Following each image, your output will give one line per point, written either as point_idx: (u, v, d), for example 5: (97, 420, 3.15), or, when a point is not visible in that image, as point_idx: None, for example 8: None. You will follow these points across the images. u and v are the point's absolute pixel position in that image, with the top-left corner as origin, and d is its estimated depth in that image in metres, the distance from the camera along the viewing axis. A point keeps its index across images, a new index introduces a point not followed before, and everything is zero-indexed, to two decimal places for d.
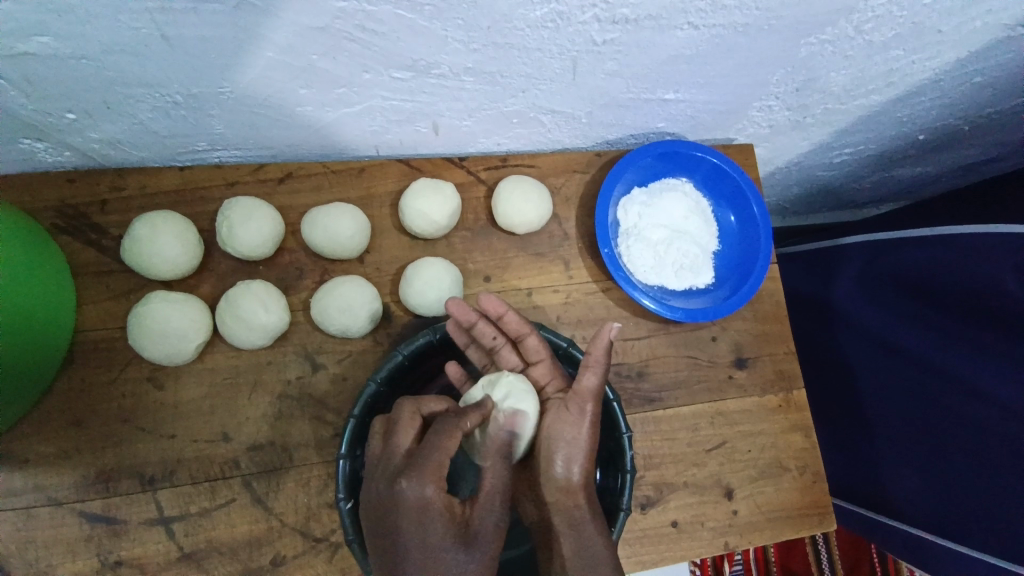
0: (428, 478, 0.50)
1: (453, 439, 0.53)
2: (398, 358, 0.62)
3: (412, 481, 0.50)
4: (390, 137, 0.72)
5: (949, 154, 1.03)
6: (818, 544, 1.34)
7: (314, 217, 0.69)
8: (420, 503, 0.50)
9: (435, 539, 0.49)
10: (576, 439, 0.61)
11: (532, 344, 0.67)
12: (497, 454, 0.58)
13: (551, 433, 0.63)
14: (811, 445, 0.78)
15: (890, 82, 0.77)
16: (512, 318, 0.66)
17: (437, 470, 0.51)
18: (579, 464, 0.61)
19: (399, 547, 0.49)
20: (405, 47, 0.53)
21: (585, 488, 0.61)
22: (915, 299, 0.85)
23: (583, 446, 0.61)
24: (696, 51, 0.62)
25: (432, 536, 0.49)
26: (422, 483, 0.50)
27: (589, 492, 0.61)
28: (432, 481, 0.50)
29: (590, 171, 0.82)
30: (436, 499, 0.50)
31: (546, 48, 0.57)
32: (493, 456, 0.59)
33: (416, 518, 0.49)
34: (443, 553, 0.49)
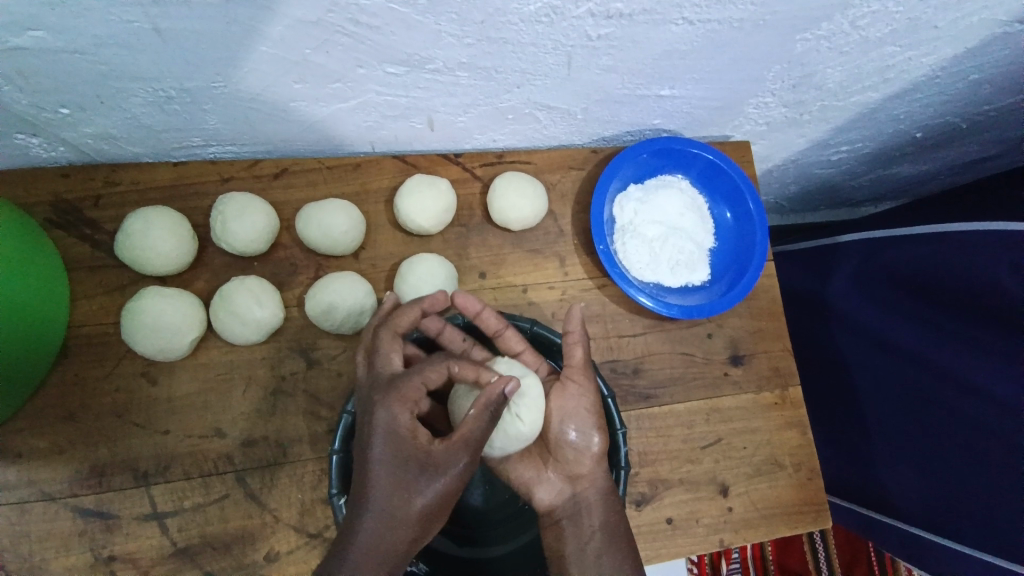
0: (403, 403, 0.53)
1: (436, 371, 0.56)
2: None
3: (387, 404, 0.53)
4: (385, 132, 0.72)
5: (946, 152, 1.03)
6: (815, 543, 1.34)
7: (309, 213, 0.69)
8: (392, 425, 0.53)
9: (400, 463, 0.52)
10: (589, 414, 0.64)
11: (510, 339, 0.67)
12: (483, 405, 0.54)
13: (562, 412, 0.66)
14: (807, 442, 0.78)
15: (887, 78, 0.76)
16: (488, 316, 0.66)
17: (411, 394, 0.54)
18: (596, 435, 0.64)
19: (369, 469, 0.52)
20: (399, 41, 0.53)
21: (602, 460, 0.64)
22: (912, 296, 0.85)
23: (593, 417, 0.64)
24: (691, 46, 0.62)
25: (394, 459, 0.52)
26: (398, 408, 0.53)
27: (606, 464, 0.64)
28: (405, 404, 0.53)
29: (586, 167, 0.82)
30: (402, 421, 0.53)
31: (540, 43, 0.57)
32: (482, 409, 0.54)
33: (387, 440, 0.53)
34: (402, 477, 0.52)
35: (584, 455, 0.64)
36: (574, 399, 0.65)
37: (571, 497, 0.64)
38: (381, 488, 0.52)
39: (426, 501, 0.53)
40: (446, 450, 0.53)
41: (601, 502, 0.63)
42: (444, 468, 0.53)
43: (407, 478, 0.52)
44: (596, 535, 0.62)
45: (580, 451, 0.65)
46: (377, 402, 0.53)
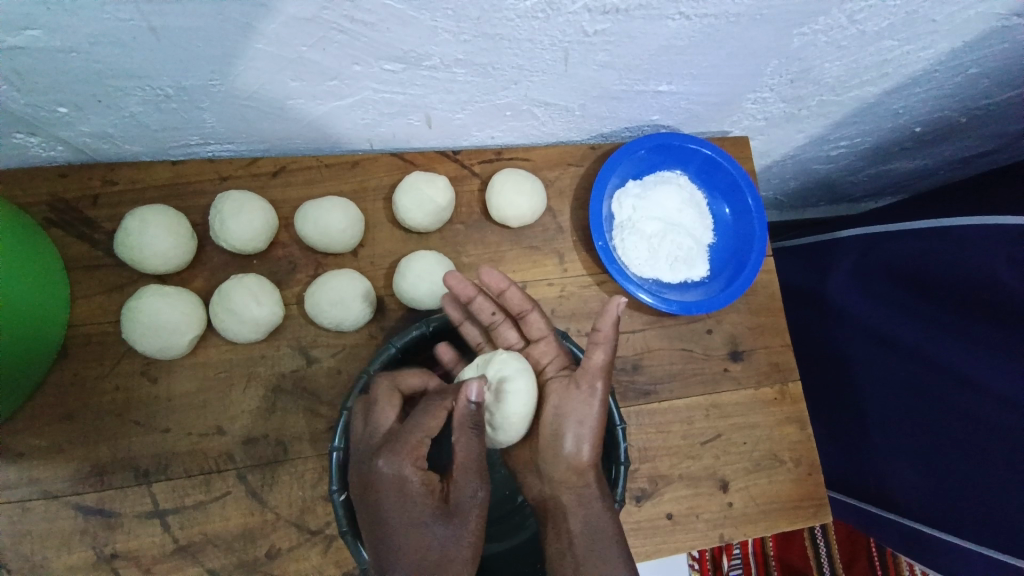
0: (405, 455, 0.52)
1: (436, 418, 0.54)
2: (391, 350, 0.62)
3: (387, 459, 0.52)
4: (383, 130, 0.71)
5: (945, 147, 1.03)
6: (816, 538, 1.34)
7: (307, 211, 0.69)
8: (399, 480, 0.52)
9: (412, 513, 0.52)
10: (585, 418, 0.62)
11: (534, 320, 0.68)
12: (462, 425, 0.55)
13: (559, 411, 0.63)
14: (806, 437, 0.78)
15: (885, 72, 0.76)
16: (514, 293, 0.67)
17: (415, 448, 0.53)
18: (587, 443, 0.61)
19: (385, 525, 0.51)
20: (395, 38, 0.53)
21: (593, 467, 0.61)
22: (910, 291, 0.85)
23: (591, 425, 0.61)
24: (688, 41, 0.62)
25: (407, 513, 0.52)
26: (401, 463, 0.52)
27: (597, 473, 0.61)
28: (409, 458, 0.52)
29: (584, 164, 0.82)
30: (410, 475, 0.52)
31: (537, 39, 0.56)
32: (477, 429, 0.56)
33: (396, 497, 0.52)
34: (424, 526, 0.52)
35: (575, 459, 0.61)
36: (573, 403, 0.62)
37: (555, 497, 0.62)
38: (403, 542, 0.51)
39: (454, 542, 0.52)
40: (459, 487, 0.55)
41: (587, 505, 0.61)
42: (461, 503, 0.54)
43: (428, 527, 0.52)
44: (578, 539, 0.60)
45: (571, 454, 0.62)
46: (376, 458, 0.52)
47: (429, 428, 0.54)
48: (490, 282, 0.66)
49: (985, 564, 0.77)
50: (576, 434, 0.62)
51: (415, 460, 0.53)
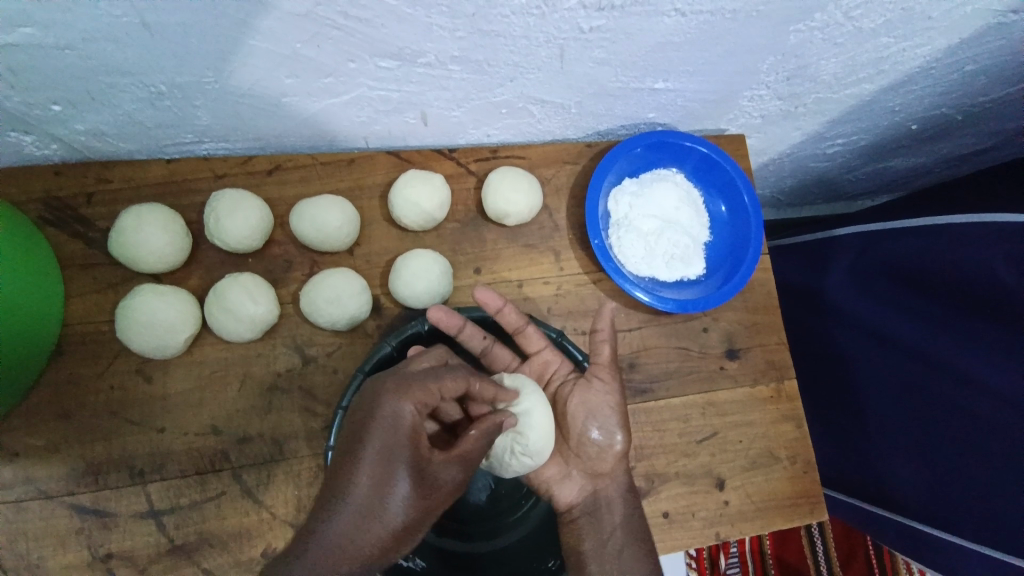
0: (414, 398, 0.53)
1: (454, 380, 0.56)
2: (387, 347, 0.62)
3: (397, 397, 0.53)
4: (378, 128, 0.71)
5: (942, 145, 1.03)
6: (813, 535, 1.35)
7: (303, 209, 0.69)
8: (397, 419, 0.52)
9: (394, 453, 0.52)
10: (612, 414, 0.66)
11: (530, 336, 0.70)
12: (484, 426, 0.58)
13: (585, 409, 0.67)
14: (802, 435, 0.78)
15: (882, 69, 0.76)
16: (511, 312, 0.68)
17: (423, 394, 0.54)
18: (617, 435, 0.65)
19: (358, 461, 0.51)
20: (390, 34, 0.53)
21: (622, 458, 0.66)
22: (907, 289, 0.85)
23: (616, 416, 0.66)
24: (684, 38, 0.61)
25: (386, 452, 0.52)
26: (404, 402, 0.53)
27: (624, 463, 0.66)
28: (416, 401, 0.53)
29: (581, 162, 0.81)
30: (408, 419, 0.53)
31: (532, 36, 0.56)
32: (484, 427, 0.58)
33: (387, 432, 0.52)
34: (390, 478, 0.51)
35: (609, 453, 0.66)
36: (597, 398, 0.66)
37: (593, 495, 0.66)
38: (366, 481, 0.51)
39: (408, 504, 0.52)
40: (437, 460, 0.54)
41: (621, 498, 0.66)
42: (434, 480, 0.53)
43: (396, 476, 0.51)
44: (617, 531, 0.64)
45: (603, 450, 0.66)
46: (387, 394, 0.53)
47: (444, 385, 0.56)
48: (486, 302, 0.67)
49: (980, 561, 0.77)
50: (603, 430, 0.66)
51: (420, 406, 0.54)
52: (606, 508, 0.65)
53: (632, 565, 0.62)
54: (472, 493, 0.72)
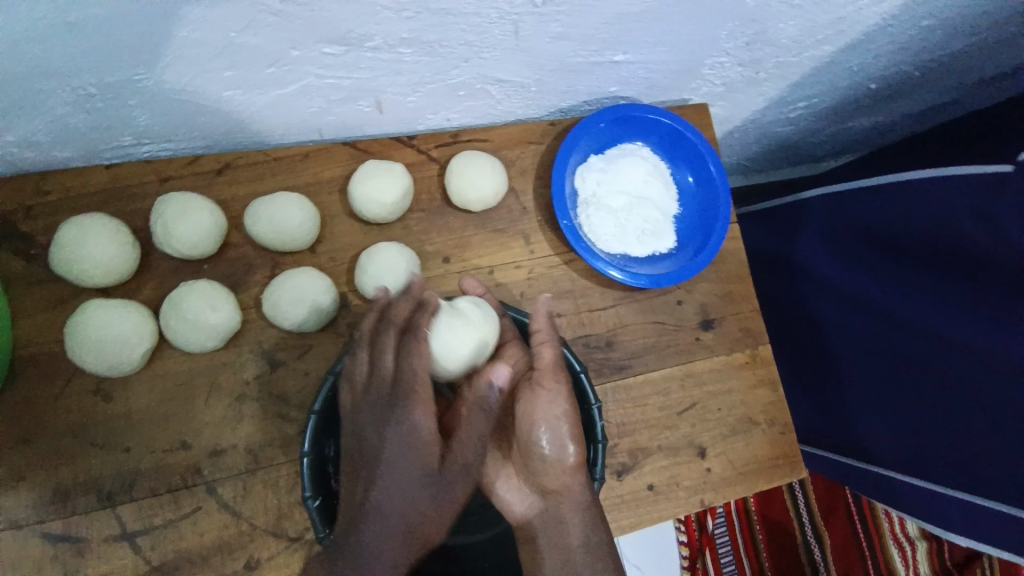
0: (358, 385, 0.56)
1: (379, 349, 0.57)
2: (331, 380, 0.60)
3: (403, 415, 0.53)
4: (333, 117, 0.68)
5: (900, 100, 1.05)
6: (794, 490, 1.44)
7: (257, 208, 0.65)
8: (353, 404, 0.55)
9: (364, 443, 0.54)
10: (568, 420, 0.60)
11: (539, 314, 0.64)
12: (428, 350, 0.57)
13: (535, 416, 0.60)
14: (778, 398, 0.80)
15: (840, 30, 0.75)
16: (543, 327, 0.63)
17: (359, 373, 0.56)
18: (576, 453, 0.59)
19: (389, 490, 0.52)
20: (335, 17, 0.50)
21: (581, 468, 0.60)
22: (874, 248, 0.88)
23: (567, 422, 0.59)
24: (641, 7, 0.60)
25: (414, 467, 0.52)
26: (352, 388, 0.56)
27: (585, 472, 0.60)
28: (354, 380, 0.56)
29: (545, 141, 0.79)
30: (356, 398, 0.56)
31: (484, 12, 0.54)
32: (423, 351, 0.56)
33: (405, 447, 0.53)
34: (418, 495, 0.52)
35: (567, 461, 0.59)
36: (549, 406, 0.60)
37: (552, 509, 0.60)
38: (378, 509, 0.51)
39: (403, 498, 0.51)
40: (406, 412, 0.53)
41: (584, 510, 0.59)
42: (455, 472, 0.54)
43: (420, 488, 0.52)
44: (573, 555, 0.57)
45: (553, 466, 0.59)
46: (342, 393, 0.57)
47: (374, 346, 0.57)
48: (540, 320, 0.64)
49: (960, 508, 0.79)
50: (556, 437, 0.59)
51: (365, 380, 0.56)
52: (565, 521, 0.59)
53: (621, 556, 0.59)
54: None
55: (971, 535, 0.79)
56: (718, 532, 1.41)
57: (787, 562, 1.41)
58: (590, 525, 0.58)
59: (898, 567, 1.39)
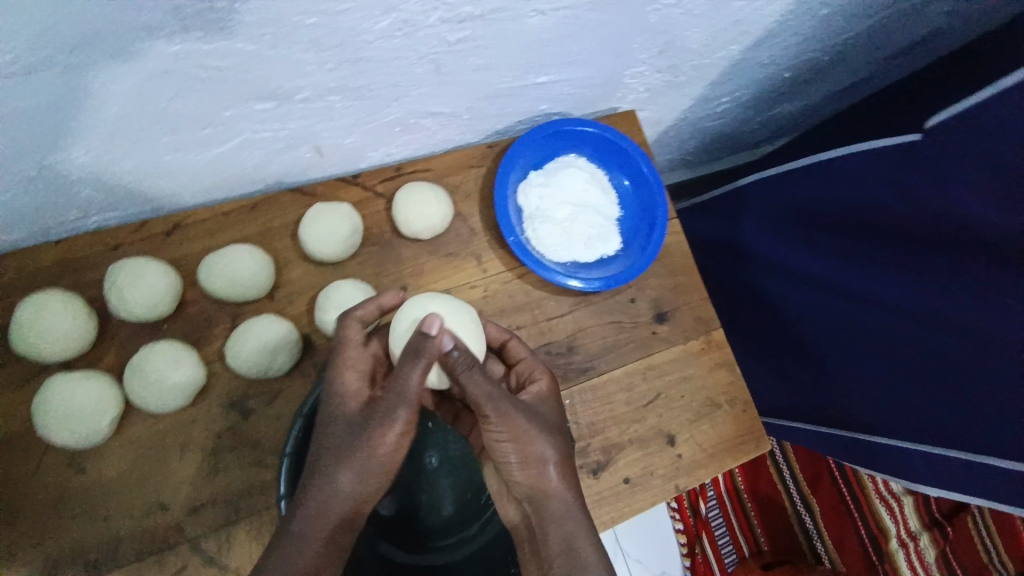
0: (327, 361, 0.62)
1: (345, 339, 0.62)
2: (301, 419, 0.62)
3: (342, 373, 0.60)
4: (275, 167, 0.70)
5: (817, 83, 1.12)
6: (778, 462, 1.49)
7: (209, 264, 0.66)
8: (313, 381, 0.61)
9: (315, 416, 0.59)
10: (534, 433, 0.62)
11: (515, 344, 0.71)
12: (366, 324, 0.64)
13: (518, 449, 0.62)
14: (737, 378, 0.84)
15: (744, 30, 0.81)
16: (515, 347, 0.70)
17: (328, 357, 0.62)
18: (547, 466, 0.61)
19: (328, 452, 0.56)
20: (261, 77, 0.53)
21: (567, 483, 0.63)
22: (809, 226, 0.93)
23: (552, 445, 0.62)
24: (553, 34, 0.63)
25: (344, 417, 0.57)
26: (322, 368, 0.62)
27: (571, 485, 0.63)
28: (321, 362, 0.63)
29: (485, 163, 0.83)
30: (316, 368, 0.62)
31: (403, 56, 0.57)
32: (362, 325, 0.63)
33: (338, 399, 0.59)
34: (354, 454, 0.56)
35: (540, 474, 0.62)
36: (507, 428, 0.61)
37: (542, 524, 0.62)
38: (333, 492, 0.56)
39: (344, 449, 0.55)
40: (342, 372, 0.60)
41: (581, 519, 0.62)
42: (381, 419, 0.55)
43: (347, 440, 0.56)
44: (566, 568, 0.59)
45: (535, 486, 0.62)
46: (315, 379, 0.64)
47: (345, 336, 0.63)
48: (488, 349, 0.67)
49: (924, 462, 0.83)
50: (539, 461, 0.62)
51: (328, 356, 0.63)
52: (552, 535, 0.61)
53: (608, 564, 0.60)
54: (445, 504, 0.76)
55: (941, 485, 0.83)
56: (712, 514, 1.45)
57: (780, 533, 1.46)
58: (570, 530, 0.61)
59: (887, 524, 1.43)
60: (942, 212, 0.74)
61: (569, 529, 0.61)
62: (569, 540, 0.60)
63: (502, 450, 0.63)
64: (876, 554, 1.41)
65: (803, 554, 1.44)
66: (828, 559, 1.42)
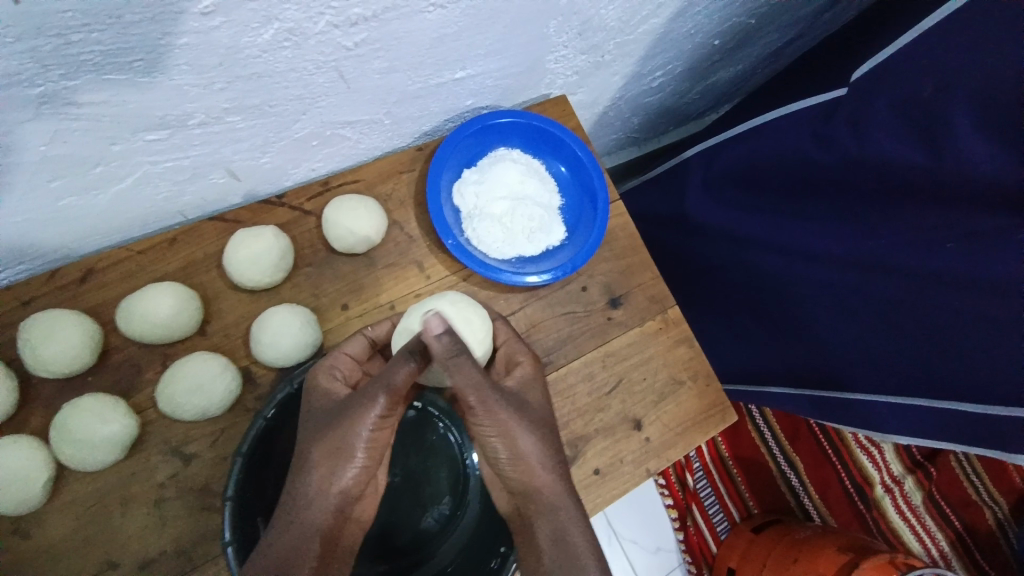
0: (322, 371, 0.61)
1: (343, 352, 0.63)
2: (240, 458, 0.58)
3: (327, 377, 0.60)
4: (189, 197, 0.67)
5: (748, 48, 1.11)
6: (760, 425, 1.50)
7: (128, 309, 0.63)
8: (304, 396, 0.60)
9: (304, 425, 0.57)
10: (532, 425, 0.61)
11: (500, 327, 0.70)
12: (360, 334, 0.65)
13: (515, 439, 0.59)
14: (696, 353, 0.83)
15: (660, 3, 0.80)
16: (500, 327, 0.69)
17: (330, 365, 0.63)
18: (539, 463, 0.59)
19: (307, 466, 0.55)
20: (144, 106, 0.50)
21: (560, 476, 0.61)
22: (751, 192, 0.93)
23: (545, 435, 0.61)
24: (457, 28, 0.61)
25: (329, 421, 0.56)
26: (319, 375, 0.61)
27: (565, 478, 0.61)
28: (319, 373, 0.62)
29: (416, 167, 0.80)
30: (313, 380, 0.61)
31: (299, 67, 0.55)
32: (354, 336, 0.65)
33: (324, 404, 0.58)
34: (327, 462, 0.54)
35: (537, 470, 0.60)
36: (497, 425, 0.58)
37: (541, 512, 0.60)
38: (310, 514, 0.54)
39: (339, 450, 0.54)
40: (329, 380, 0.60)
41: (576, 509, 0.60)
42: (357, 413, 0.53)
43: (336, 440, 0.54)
44: (558, 550, 0.58)
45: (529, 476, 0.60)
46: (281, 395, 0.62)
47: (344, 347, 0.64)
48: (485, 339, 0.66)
49: (888, 409, 0.83)
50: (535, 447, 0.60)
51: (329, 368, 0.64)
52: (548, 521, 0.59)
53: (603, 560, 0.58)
54: (427, 517, 0.75)
55: (909, 432, 0.83)
56: (700, 486, 1.46)
57: (768, 494, 1.48)
58: (565, 525, 0.59)
59: (871, 472, 1.45)
60: (860, 161, 0.74)
61: (563, 521, 0.59)
62: (563, 535, 0.59)
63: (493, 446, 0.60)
64: (862, 501, 1.44)
65: (792, 511, 1.46)
66: (817, 514, 1.45)
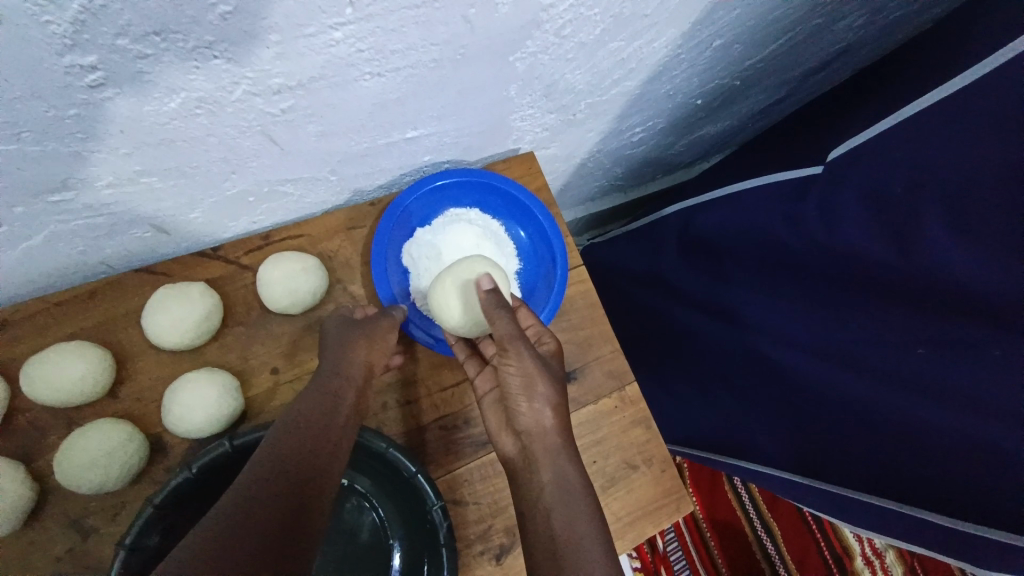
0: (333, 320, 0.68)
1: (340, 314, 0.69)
2: (122, 554, 0.51)
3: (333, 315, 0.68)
4: (112, 251, 0.63)
5: (735, 106, 1.08)
6: (737, 487, 1.45)
7: (31, 371, 0.60)
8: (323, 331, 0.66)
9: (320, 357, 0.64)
10: (545, 379, 0.59)
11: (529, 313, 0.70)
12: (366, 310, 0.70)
13: (525, 386, 0.58)
14: (653, 435, 0.78)
15: (632, 68, 0.76)
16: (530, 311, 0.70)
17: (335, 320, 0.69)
18: (548, 409, 0.58)
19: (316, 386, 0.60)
20: (38, 172, 0.46)
21: (561, 427, 0.58)
22: (723, 262, 0.89)
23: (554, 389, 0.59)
24: (400, 93, 0.58)
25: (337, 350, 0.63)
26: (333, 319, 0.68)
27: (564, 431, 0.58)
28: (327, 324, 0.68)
29: (366, 223, 0.76)
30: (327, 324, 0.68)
31: (219, 132, 0.51)
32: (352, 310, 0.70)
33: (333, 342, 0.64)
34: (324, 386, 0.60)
35: (542, 419, 0.58)
36: (521, 366, 0.59)
37: (537, 455, 0.57)
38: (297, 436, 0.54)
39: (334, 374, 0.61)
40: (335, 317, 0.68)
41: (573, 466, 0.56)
42: (362, 334, 0.65)
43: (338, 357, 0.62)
44: (547, 495, 0.55)
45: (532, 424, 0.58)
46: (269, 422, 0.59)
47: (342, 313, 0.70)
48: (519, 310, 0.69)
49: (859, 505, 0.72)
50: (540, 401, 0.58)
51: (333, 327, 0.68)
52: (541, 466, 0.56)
53: (588, 517, 0.53)
54: None
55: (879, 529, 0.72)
56: (671, 550, 1.39)
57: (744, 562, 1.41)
58: (563, 468, 0.56)
59: (851, 544, 1.39)
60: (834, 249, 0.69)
61: (563, 467, 0.56)
62: (563, 480, 0.55)
63: (511, 389, 0.60)
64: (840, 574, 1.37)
65: None
66: None
